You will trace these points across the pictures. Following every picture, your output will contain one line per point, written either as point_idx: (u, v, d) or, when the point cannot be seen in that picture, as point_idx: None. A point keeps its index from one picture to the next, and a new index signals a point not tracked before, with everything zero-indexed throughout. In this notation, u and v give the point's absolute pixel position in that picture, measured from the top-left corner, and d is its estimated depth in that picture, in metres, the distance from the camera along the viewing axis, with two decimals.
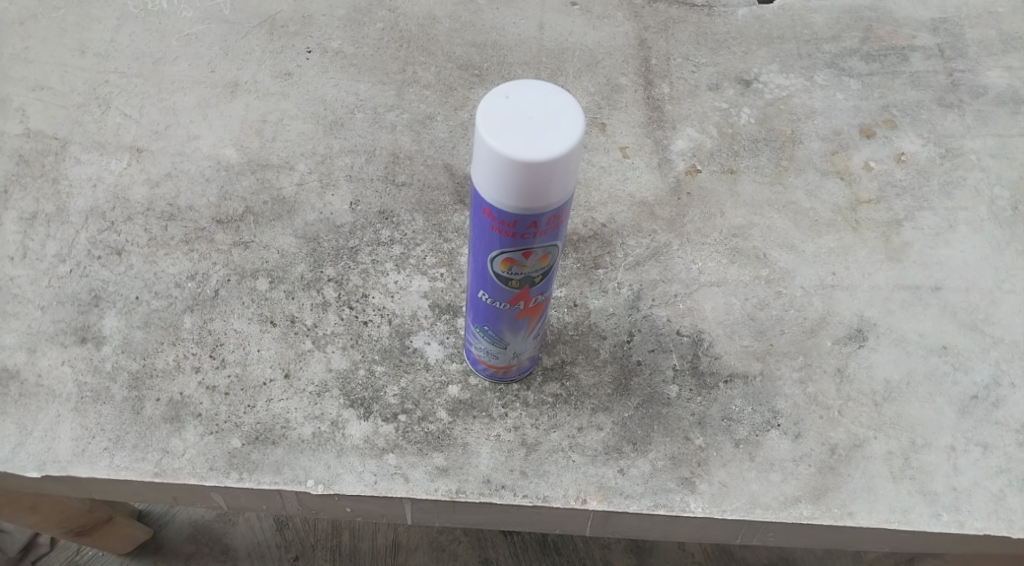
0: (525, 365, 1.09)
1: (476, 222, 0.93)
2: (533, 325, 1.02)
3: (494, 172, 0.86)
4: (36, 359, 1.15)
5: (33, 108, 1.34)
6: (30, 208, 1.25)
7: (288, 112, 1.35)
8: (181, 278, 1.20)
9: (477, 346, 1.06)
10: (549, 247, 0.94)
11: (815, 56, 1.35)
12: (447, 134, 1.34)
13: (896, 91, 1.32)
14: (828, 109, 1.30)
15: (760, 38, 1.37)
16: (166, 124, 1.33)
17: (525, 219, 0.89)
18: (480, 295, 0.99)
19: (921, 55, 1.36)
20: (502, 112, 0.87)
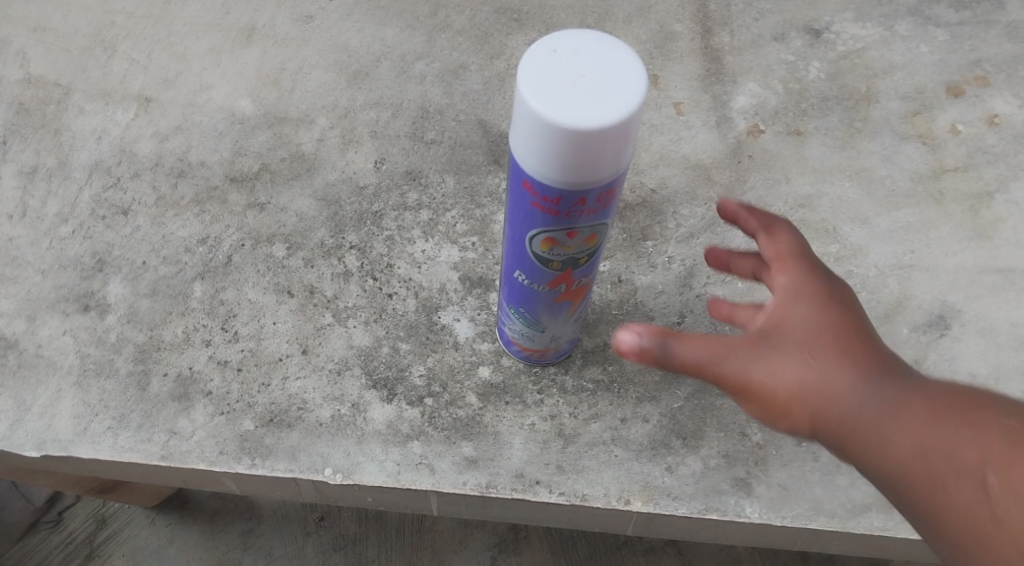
0: (564, 346, 1.00)
1: (514, 196, 0.83)
2: (575, 309, 0.93)
3: (540, 142, 0.75)
4: (36, 328, 1.07)
5: (34, 52, 1.24)
6: (31, 161, 1.17)
7: (308, 60, 1.24)
8: (191, 242, 1.11)
9: (511, 326, 0.97)
10: (596, 225, 0.84)
11: (896, 2, 1.21)
12: (481, 86, 1.23)
13: (990, 43, 1.18)
14: (910, 63, 1.17)
15: None
16: (176, 72, 1.23)
17: (572, 196, 0.79)
18: (517, 276, 0.90)
19: (1018, 3, 1.21)
20: (548, 70, 0.75)
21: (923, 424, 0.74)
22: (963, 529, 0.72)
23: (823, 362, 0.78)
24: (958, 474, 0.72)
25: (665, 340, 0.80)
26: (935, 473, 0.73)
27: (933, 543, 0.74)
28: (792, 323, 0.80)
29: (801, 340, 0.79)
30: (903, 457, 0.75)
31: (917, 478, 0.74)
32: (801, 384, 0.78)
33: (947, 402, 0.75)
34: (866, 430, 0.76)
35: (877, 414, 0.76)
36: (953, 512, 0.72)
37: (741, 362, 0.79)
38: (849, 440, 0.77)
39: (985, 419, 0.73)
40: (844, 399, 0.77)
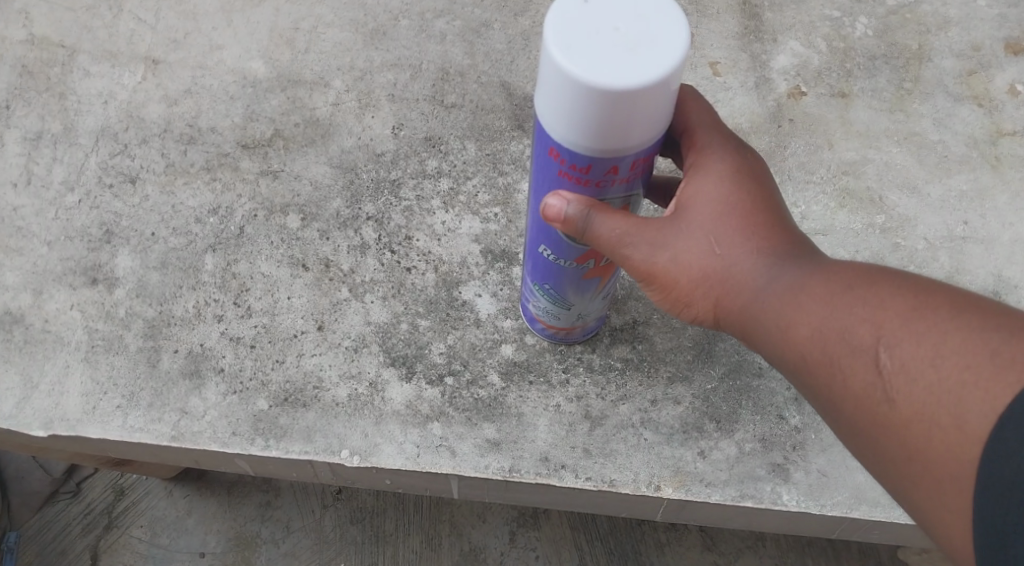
0: (592, 322, 0.95)
1: (541, 163, 0.78)
2: (603, 286, 0.88)
3: (573, 108, 0.70)
4: (43, 302, 1.03)
5: (37, 10, 1.19)
6: (35, 126, 1.12)
7: (323, 18, 1.18)
8: (202, 212, 1.07)
9: (537, 303, 0.93)
10: (628, 193, 0.79)
11: None
12: (505, 45, 1.17)
13: None
14: (966, 19, 1.09)
15: None
16: (185, 31, 1.18)
17: (603, 164, 0.74)
18: (542, 252, 0.85)
19: None
20: (580, 26, 0.69)
21: (822, 301, 0.74)
22: (860, 407, 0.72)
23: (725, 238, 0.77)
24: (855, 350, 0.72)
25: (589, 212, 0.77)
26: (834, 351, 0.73)
27: (832, 421, 0.75)
28: (699, 198, 0.78)
29: (706, 215, 0.78)
30: (802, 333, 0.74)
31: (813, 355, 0.74)
32: (703, 263, 0.77)
33: (849, 276, 0.74)
34: (765, 307, 0.76)
35: (777, 294, 0.76)
36: (851, 391, 0.72)
37: (646, 240, 0.78)
38: (749, 318, 0.77)
39: (887, 295, 0.72)
40: (744, 276, 0.77)
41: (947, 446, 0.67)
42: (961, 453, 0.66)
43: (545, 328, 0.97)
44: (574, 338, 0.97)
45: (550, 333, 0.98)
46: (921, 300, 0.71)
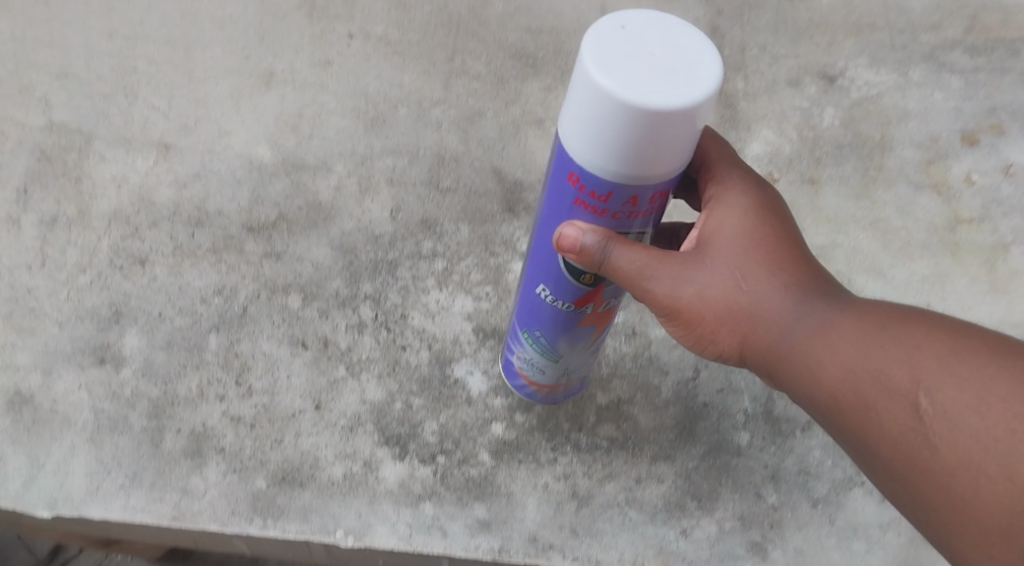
0: (576, 383, 1.02)
1: (555, 195, 0.84)
2: (593, 337, 0.95)
3: (605, 122, 0.75)
4: (51, 383, 1.07)
5: (57, 98, 1.26)
6: (51, 210, 1.18)
7: (326, 105, 1.29)
8: (207, 293, 1.12)
9: (526, 356, 0.99)
10: (640, 226, 0.85)
11: (911, 48, 1.25)
12: (497, 132, 1.28)
13: (1004, 90, 1.23)
14: (924, 111, 1.19)
15: (848, 26, 1.26)
16: (196, 118, 1.26)
17: (626, 192, 0.80)
18: (541, 293, 0.92)
19: None
20: (618, 47, 0.76)
21: (854, 343, 0.84)
22: (885, 440, 0.82)
23: (754, 280, 0.87)
24: (885, 386, 0.82)
25: (609, 244, 0.83)
26: (864, 388, 0.83)
27: (863, 451, 0.84)
28: (727, 242, 0.88)
29: (737, 259, 0.87)
30: (833, 369, 0.84)
31: (843, 390, 0.84)
32: (732, 301, 0.87)
33: (877, 321, 0.85)
34: (794, 345, 0.86)
35: (812, 337, 0.85)
36: (876, 423, 0.82)
37: (681, 280, 0.86)
38: (776, 354, 0.87)
39: (916, 339, 0.83)
40: (771, 316, 0.87)
41: (990, 488, 0.76)
42: (1007, 500, 0.76)
43: (528, 386, 1.03)
44: (556, 399, 1.04)
45: (530, 393, 1.03)
46: (949, 348, 0.81)
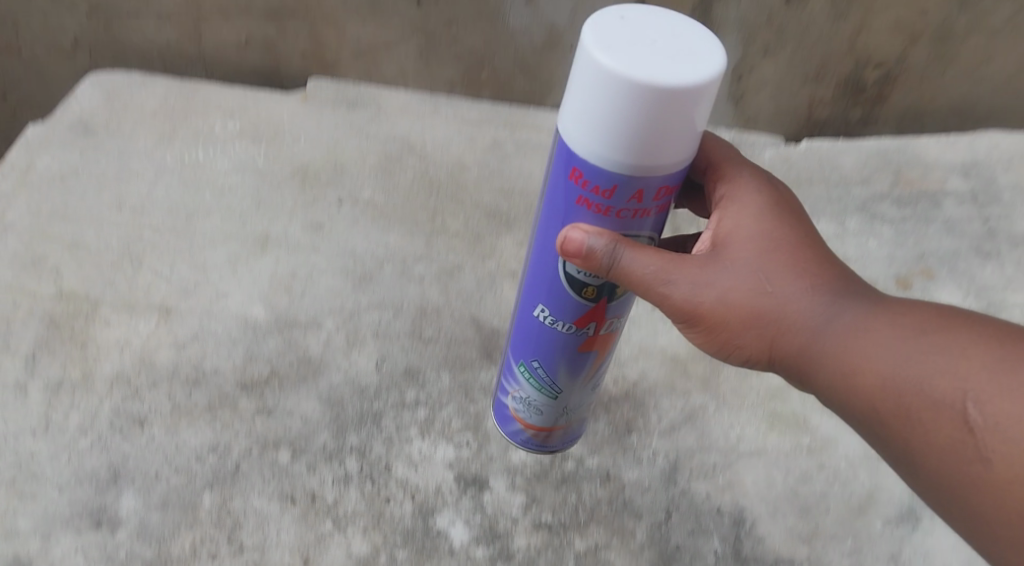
0: (574, 430, 1.18)
1: (562, 204, 0.99)
2: (590, 364, 1.10)
3: (607, 96, 0.89)
4: (49, 548, 1.10)
5: (67, 268, 1.34)
6: (56, 374, 1.24)
7: (317, 266, 1.37)
8: (202, 451, 1.18)
9: (526, 397, 1.14)
10: (644, 227, 1.00)
11: (846, 200, 1.49)
12: (475, 285, 1.37)
13: (930, 238, 1.46)
14: (862, 258, 1.41)
15: (788, 179, 1.52)
16: (196, 282, 1.34)
17: (635, 186, 0.94)
18: (541, 317, 1.07)
19: (953, 201, 1.52)
20: (617, 33, 0.91)
21: (867, 334, 0.99)
22: (895, 414, 0.97)
23: (775, 281, 1.01)
24: (897, 371, 0.97)
25: (618, 247, 0.98)
26: (879, 372, 0.98)
27: (888, 436, 0.98)
28: (747, 249, 1.03)
29: (760, 264, 1.02)
30: (850, 358, 0.99)
31: (860, 375, 0.99)
32: (755, 302, 1.01)
33: (888, 314, 1.00)
34: (813, 338, 1.01)
35: (845, 339, 1.00)
36: (886, 402, 0.97)
37: (708, 284, 1.01)
38: (795, 348, 1.02)
39: (925, 331, 0.98)
40: (794, 313, 1.01)
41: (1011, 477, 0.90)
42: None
43: (527, 433, 1.17)
44: (555, 447, 1.18)
45: (530, 443, 1.18)
46: (980, 350, 0.95)
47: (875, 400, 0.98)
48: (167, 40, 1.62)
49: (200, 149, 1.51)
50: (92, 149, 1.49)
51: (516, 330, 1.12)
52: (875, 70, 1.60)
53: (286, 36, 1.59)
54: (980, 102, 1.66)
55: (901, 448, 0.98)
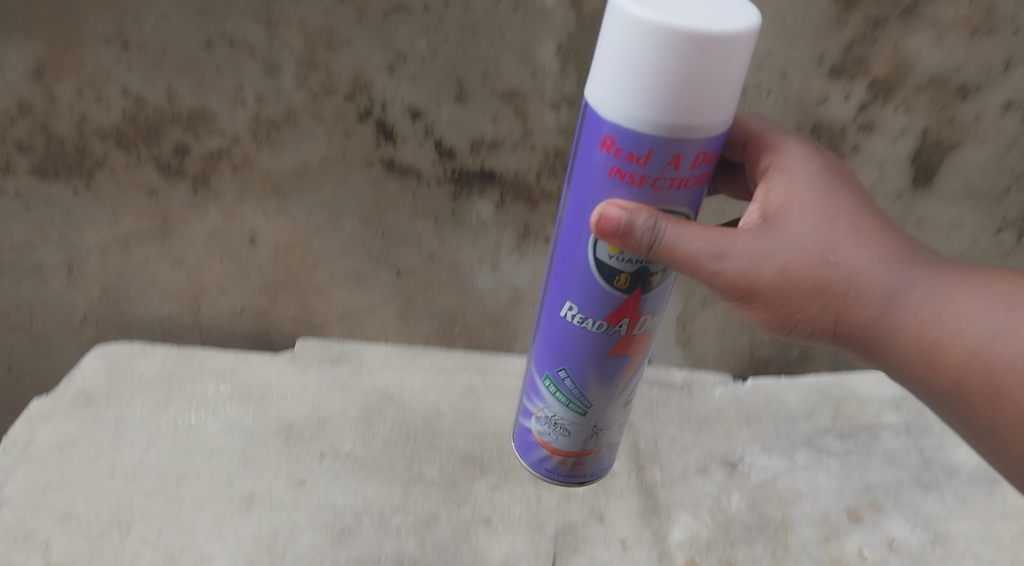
0: (597, 465, 1.44)
1: (597, 185, 1.18)
2: (615, 365, 1.31)
3: (650, 46, 1.07)
4: None
5: (57, 540, 1.36)
6: None
7: (299, 523, 1.40)
8: None
9: (554, 417, 1.37)
10: (680, 202, 1.19)
11: (793, 435, 1.58)
12: (450, 533, 1.40)
13: (874, 470, 1.53)
14: (813, 491, 1.49)
15: (738, 417, 1.60)
16: (181, 546, 1.36)
17: (671, 151, 1.13)
18: (572, 316, 1.28)
19: (889, 432, 1.59)
20: None
21: (938, 304, 1.20)
22: (974, 382, 1.17)
23: (837, 250, 1.21)
24: (978, 344, 1.17)
25: (657, 223, 1.16)
26: (960, 344, 1.18)
27: (956, 390, 1.19)
28: (807, 220, 1.22)
29: (821, 235, 1.21)
30: (925, 329, 1.20)
31: (934, 343, 1.19)
32: (819, 270, 1.20)
33: (955, 285, 1.21)
34: (884, 309, 1.21)
35: (920, 308, 1.20)
36: (960, 367, 1.18)
37: (768, 257, 1.20)
38: (859, 319, 1.22)
39: (1012, 305, 1.17)
40: (863, 282, 1.21)
41: None
42: None
43: (553, 460, 1.42)
44: (580, 477, 1.43)
45: (557, 474, 1.43)
46: None
47: (947, 361, 1.19)
48: (169, 311, 1.67)
49: (193, 412, 1.54)
50: (92, 420, 1.52)
51: (544, 344, 1.34)
52: None
53: (278, 305, 1.65)
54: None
55: (968, 408, 1.19)
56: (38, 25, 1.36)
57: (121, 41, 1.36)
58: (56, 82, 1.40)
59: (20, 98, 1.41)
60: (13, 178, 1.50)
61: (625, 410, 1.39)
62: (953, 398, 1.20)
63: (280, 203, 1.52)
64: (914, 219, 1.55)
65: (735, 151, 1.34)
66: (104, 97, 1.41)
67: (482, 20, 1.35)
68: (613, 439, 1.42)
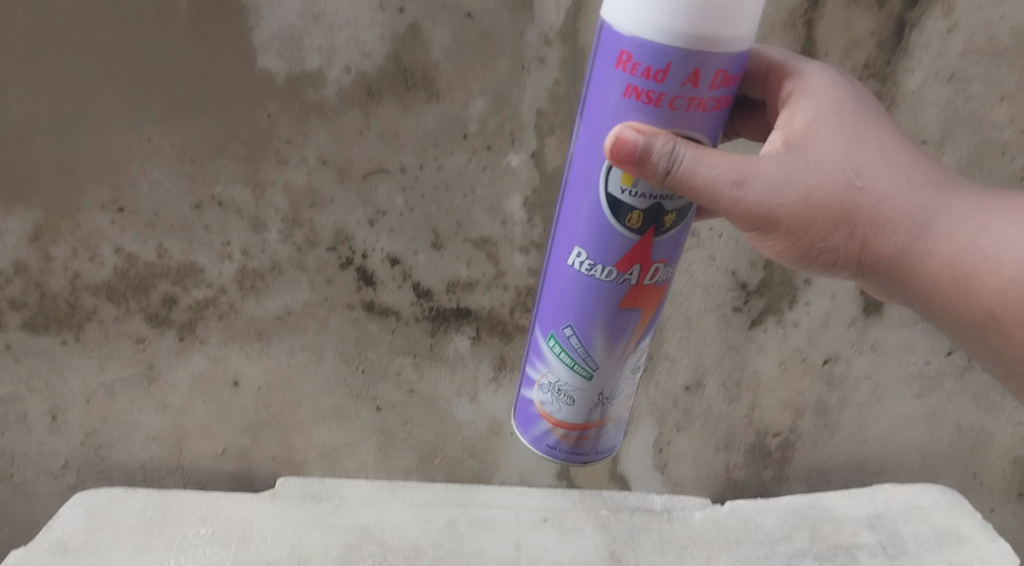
0: (603, 443, 1.23)
1: (610, 107, 1.05)
2: (629, 320, 1.14)
3: None
4: None
5: None
6: None
7: None
8: None
9: (558, 384, 1.19)
10: (699, 127, 1.05)
11: (772, 557, 1.57)
12: None
13: None
14: None
15: (718, 541, 1.59)
16: None
17: (690, 65, 1.00)
18: (576, 266, 1.12)
19: (867, 552, 1.57)
20: None
21: (973, 231, 1.10)
22: (1006, 311, 1.09)
23: (865, 176, 1.11)
24: (1014, 272, 1.08)
25: (675, 147, 1.04)
26: (996, 272, 1.09)
27: (991, 325, 1.10)
28: (833, 145, 1.11)
29: (849, 158, 1.10)
30: (959, 260, 1.10)
31: (969, 275, 1.10)
32: (846, 199, 1.10)
33: (993, 210, 1.11)
34: (912, 242, 1.11)
35: (952, 238, 1.11)
36: (994, 298, 1.09)
37: (791, 184, 1.09)
38: (889, 250, 1.12)
39: None
40: (890, 210, 1.11)
41: None
42: None
43: (556, 434, 1.21)
44: (584, 456, 1.22)
45: (561, 450, 1.22)
46: None
47: (982, 295, 1.10)
48: (151, 455, 1.65)
49: (170, 558, 1.52)
50: None
51: (548, 297, 1.17)
52: (775, 437, 1.66)
53: (259, 445, 1.65)
54: (869, 458, 1.69)
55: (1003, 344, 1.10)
56: (38, 195, 1.43)
57: (117, 206, 1.44)
58: (52, 244, 1.47)
59: (16, 259, 1.47)
60: (4, 333, 1.53)
61: (635, 379, 1.20)
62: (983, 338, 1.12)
63: (264, 345, 1.56)
64: (870, 344, 1.57)
65: (753, 84, 1.21)
66: (98, 256, 1.48)
67: (455, 178, 1.45)
68: (621, 412, 1.22)
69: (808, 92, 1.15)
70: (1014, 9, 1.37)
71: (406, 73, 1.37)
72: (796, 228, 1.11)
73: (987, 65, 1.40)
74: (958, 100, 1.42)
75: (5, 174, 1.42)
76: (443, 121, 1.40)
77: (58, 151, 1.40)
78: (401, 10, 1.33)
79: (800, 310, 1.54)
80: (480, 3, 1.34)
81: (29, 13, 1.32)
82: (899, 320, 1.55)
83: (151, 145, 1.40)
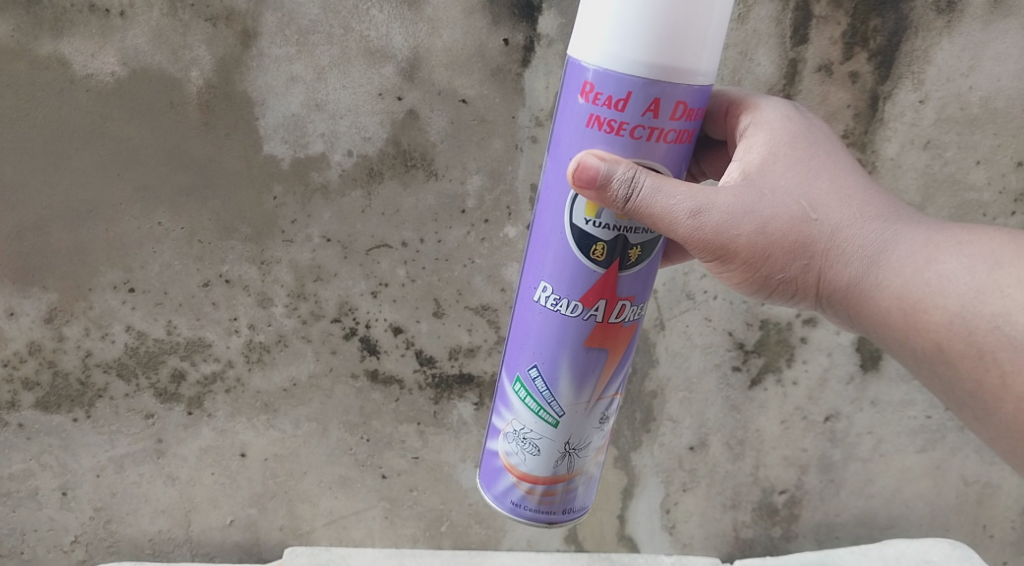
0: (573, 500, 1.20)
1: (577, 139, 1.08)
2: (595, 361, 1.14)
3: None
4: None
5: None
6: None
7: None
8: None
9: (524, 432, 1.17)
10: (663, 159, 1.08)
11: None
12: None
13: None
14: None
15: None
16: None
17: (651, 94, 1.03)
18: (544, 302, 1.13)
19: None
20: None
21: (923, 265, 1.10)
22: (956, 346, 1.07)
23: (818, 207, 1.12)
24: (960, 305, 1.07)
25: (636, 175, 1.06)
26: (944, 305, 1.08)
27: (940, 359, 1.09)
28: (787, 178, 1.13)
29: (801, 190, 1.12)
30: (908, 292, 1.10)
31: (918, 308, 1.09)
32: (799, 229, 1.12)
33: (942, 242, 1.11)
34: (863, 274, 1.12)
35: (902, 272, 1.10)
36: (942, 332, 1.08)
37: (746, 215, 1.11)
38: (843, 282, 1.12)
39: (997, 264, 1.07)
40: (842, 242, 1.12)
41: None
42: None
43: (521, 490, 1.19)
44: (552, 515, 1.19)
45: (527, 508, 1.19)
46: None
47: (931, 331, 1.09)
48: (160, 528, 1.61)
49: None
50: None
51: (514, 339, 1.17)
52: (781, 492, 1.64)
53: (266, 515, 1.61)
54: (877, 513, 1.65)
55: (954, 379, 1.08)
56: (54, 278, 1.49)
57: (128, 286, 1.49)
58: (65, 324, 1.51)
59: (31, 340, 1.52)
60: (17, 411, 1.55)
61: (603, 431, 1.19)
62: (933, 373, 1.10)
63: (270, 417, 1.57)
64: (870, 400, 1.60)
65: (716, 124, 1.24)
66: (109, 334, 1.52)
67: (454, 250, 1.50)
68: (591, 467, 1.20)
69: (766, 123, 1.17)
70: (981, 80, 1.44)
71: (405, 154, 1.45)
72: (752, 256, 1.13)
73: (961, 133, 1.46)
74: (935, 166, 1.48)
75: (22, 261, 1.48)
76: (442, 198, 1.47)
77: (73, 237, 1.47)
78: (399, 98, 1.43)
79: (798, 368, 1.58)
80: (473, 90, 1.43)
81: (51, 110, 1.42)
82: (896, 373, 1.59)
83: (161, 229, 1.47)
